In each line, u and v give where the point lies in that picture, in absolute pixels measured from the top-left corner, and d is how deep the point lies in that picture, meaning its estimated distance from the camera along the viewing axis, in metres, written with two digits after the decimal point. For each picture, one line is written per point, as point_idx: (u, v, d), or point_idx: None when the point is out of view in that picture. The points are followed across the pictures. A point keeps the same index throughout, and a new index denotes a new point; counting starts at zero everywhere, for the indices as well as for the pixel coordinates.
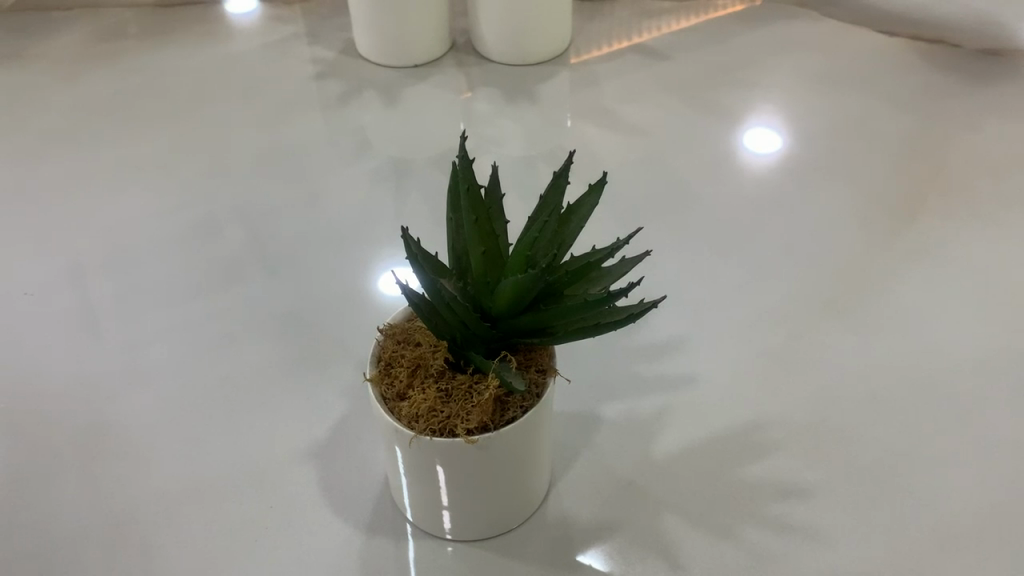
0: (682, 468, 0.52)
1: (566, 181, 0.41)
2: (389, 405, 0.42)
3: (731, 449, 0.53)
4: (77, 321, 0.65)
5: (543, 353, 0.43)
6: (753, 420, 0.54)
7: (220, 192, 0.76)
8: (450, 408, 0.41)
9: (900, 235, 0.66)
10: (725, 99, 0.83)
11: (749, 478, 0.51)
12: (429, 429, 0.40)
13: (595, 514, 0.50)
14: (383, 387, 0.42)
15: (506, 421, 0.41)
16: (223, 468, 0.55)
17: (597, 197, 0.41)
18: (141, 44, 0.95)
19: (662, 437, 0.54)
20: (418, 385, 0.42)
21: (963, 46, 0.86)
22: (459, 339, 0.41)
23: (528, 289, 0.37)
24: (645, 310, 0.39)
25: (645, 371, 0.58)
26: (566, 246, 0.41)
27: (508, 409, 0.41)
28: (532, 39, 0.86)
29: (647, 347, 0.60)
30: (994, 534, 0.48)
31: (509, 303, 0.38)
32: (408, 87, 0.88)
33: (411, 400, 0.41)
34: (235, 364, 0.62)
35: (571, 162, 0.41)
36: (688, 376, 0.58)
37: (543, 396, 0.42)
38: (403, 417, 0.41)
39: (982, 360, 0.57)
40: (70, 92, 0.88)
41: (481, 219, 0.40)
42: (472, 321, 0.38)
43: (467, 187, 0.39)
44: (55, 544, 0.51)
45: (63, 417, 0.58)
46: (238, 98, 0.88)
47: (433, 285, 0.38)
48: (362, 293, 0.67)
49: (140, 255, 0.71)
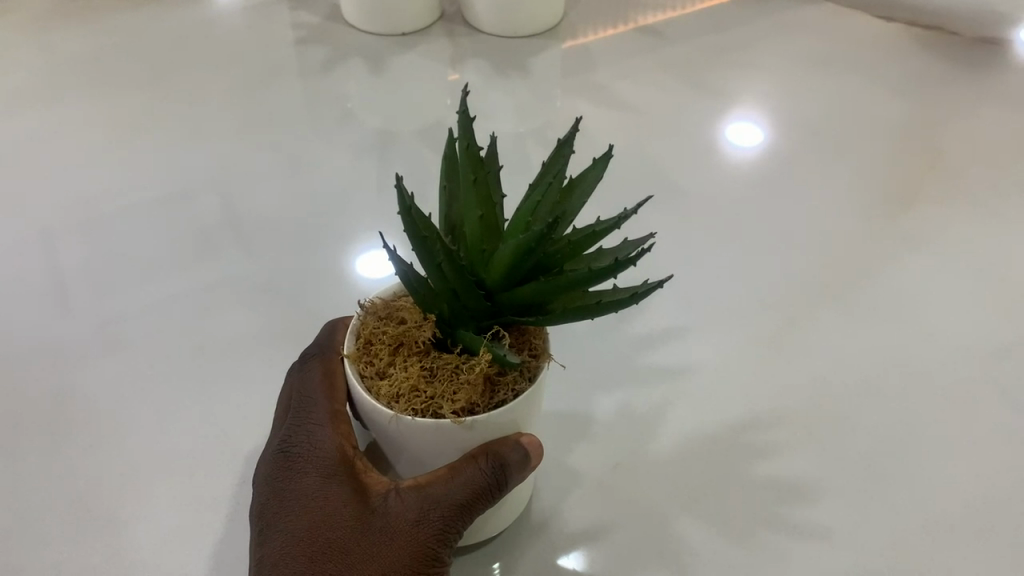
0: (687, 466, 0.51)
1: (571, 149, 0.39)
2: (369, 383, 0.40)
3: (736, 447, 0.52)
4: (43, 286, 0.63)
5: (537, 336, 0.41)
6: (759, 414, 0.53)
7: (195, 158, 0.74)
8: (434, 389, 0.39)
9: (893, 223, 0.66)
10: (721, 82, 0.81)
11: (760, 480, 0.50)
12: (411, 410, 0.39)
13: (590, 512, 0.49)
14: (364, 366, 0.41)
15: (495, 403, 0.39)
16: (195, 442, 0.53)
17: (602, 170, 0.39)
18: (115, 4, 0.92)
19: (663, 431, 0.53)
20: (401, 364, 0.40)
21: (962, 35, 0.85)
22: (450, 313, 0.39)
23: (525, 253, 0.34)
24: (651, 289, 0.36)
25: (645, 362, 0.57)
26: (569, 219, 0.39)
27: (497, 391, 0.39)
28: (525, 12, 0.84)
29: (643, 338, 0.59)
30: (984, 528, 0.48)
31: (504, 271, 0.36)
32: (393, 55, 0.85)
33: (392, 379, 0.40)
34: (210, 338, 0.59)
35: (577, 131, 0.39)
36: (686, 368, 0.57)
37: (536, 378, 0.40)
38: (382, 396, 0.39)
39: (975, 351, 0.57)
40: (39, 49, 0.84)
41: (479, 180, 0.38)
42: (463, 289, 0.36)
43: (467, 145, 0.37)
44: (17, 518, 0.49)
45: (28, 387, 0.56)
46: (215, 61, 0.85)
47: (423, 248, 0.36)
48: (343, 268, 0.65)
49: (111, 220, 0.68)
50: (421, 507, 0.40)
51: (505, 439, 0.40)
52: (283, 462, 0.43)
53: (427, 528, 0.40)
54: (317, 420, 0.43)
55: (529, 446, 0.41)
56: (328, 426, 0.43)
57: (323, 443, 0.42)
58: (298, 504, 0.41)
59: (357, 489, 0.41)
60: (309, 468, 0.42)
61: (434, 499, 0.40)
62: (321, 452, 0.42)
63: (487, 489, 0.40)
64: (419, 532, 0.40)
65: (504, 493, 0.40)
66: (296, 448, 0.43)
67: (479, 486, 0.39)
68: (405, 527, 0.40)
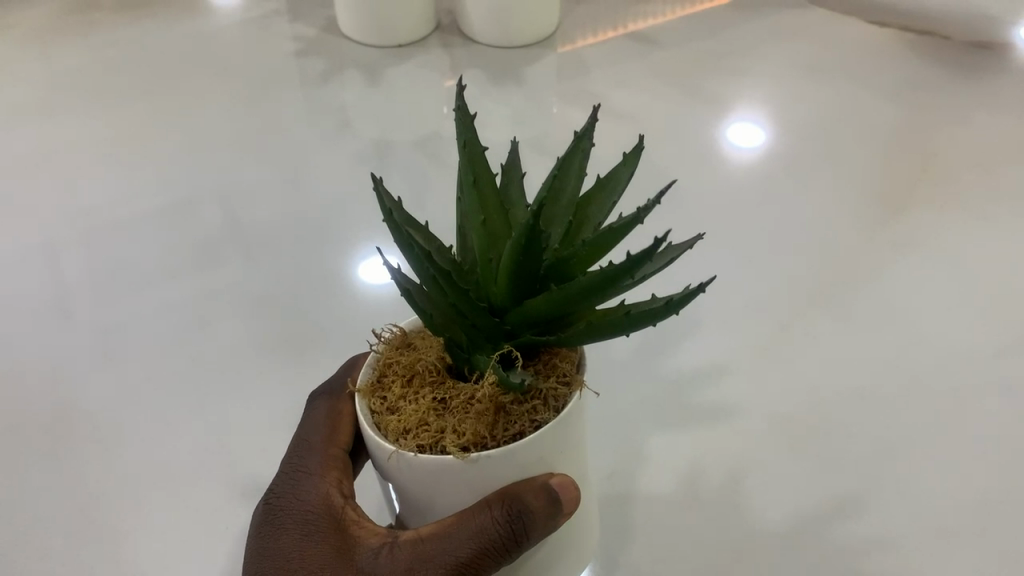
0: (742, 509, 0.50)
1: (592, 138, 0.36)
2: (377, 418, 0.37)
3: (782, 488, 0.50)
4: (43, 300, 0.63)
5: (569, 362, 0.37)
6: (791, 444, 0.53)
7: (193, 169, 0.74)
8: (445, 421, 0.35)
9: (888, 228, 0.66)
10: (716, 88, 0.82)
11: (813, 524, 0.49)
12: (417, 445, 0.35)
13: (642, 555, 0.48)
14: (373, 400, 0.37)
15: (513, 435, 0.35)
16: (194, 452, 0.53)
17: (631, 169, 0.36)
18: (114, 17, 0.93)
19: (720, 473, 0.52)
20: (413, 396, 0.37)
21: (954, 39, 0.86)
22: (460, 336, 0.35)
23: (525, 254, 0.31)
24: (688, 295, 0.30)
25: (694, 397, 0.56)
26: (595, 224, 0.36)
27: (514, 421, 0.35)
28: (519, 22, 0.85)
29: (679, 370, 0.58)
30: (979, 531, 0.48)
31: (511, 280, 0.33)
32: (389, 66, 0.86)
33: (401, 412, 0.36)
34: (210, 351, 0.60)
35: (597, 117, 0.35)
36: (736, 399, 0.56)
37: (562, 410, 0.35)
38: (388, 433, 0.36)
39: (969, 356, 0.57)
40: (40, 63, 0.86)
41: (484, 181, 0.35)
42: (466, 303, 0.33)
43: (464, 140, 0.34)
44: (20, 529, 0.50)
45: (32, 399, 0.57)
46: (212, 73, 0.86)
47: (417, 258, 0.33)
48: (341, 278, 0.65)
49: (110, 232, 0.69)
50: (415, 563, 0.36)
51: (530, 483, 0.35)
52: (272, 504, 0.41)
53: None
54: (311, 463, 0.41)
55: (560, 488, 0.36)
56: (320, 473, 0.41)
57: (313, 491, 0.40)
58: (275, 560, 0.39)
59: (345, 544, 0.39)
60: (292, 520, 0.40)
61: (435, 552, 0.36)
62: (309, 502, 0.40)
63: (499, 540, 0.35)
64: None
65: (522, 545, 0.36)
66: (287, 492, 0.41)
67: (490, 536, 0.35)
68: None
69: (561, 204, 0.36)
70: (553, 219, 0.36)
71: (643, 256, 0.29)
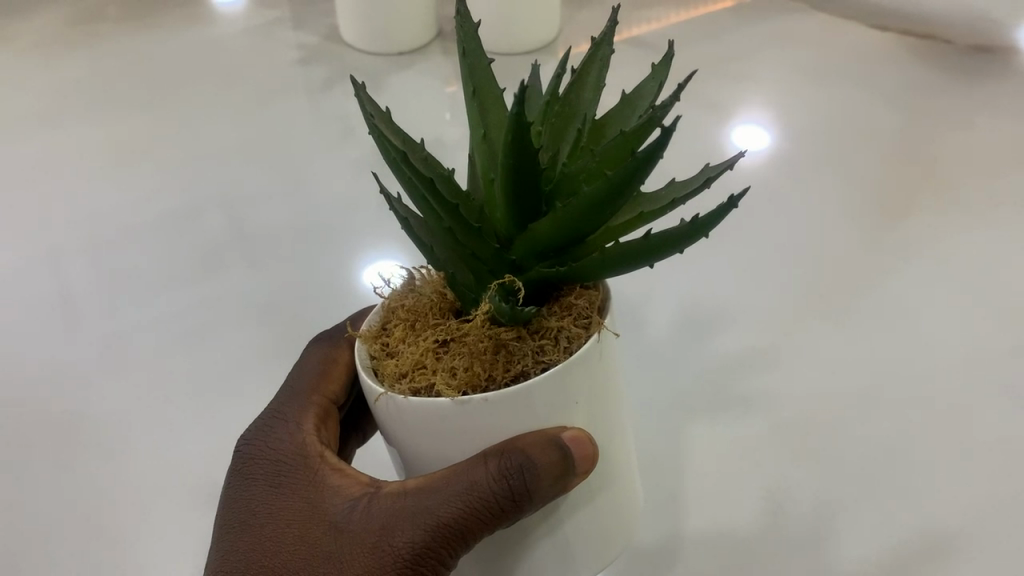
0: (747, 509, 0.50)
1: (611, 47, 0.35)
2: (377, 363, 0.35)
3: (785, 491, 0.51)
4: (48, 305, 0.64)
5: (588, 302, 0.34)
6: (795, 445, 0.53)
7: (198, 175, 0.75)
8: (443, 363, 0.33)
9: (890, 232, 0.66)
10: (717, 93, 0.82)
11: (817, 526, 0.49)
12: (412, 389, 0.33)
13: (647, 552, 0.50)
14: (374, 345, 0.36)
15: (515, 376, 0.33)
16: (197, 457, 0.54)
17: (658, 80, 0.34)
18: (120, 29, 0.94)
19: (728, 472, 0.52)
20: (413, 339, 0.35)
21: (955, 44, 0.86)
22: (464, 272, 0.34)
23: (521, 165, 0.29)
24: (718, 209, 0.28)
25: (721, 397, 0.57)
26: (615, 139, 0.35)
27: (516, 360, 0.33)
28: (520, 30, 0.85)
29: (688, 372, 0.59)
30: (985, 535, 0.47)
31: (510, 200, 0.31)
32: (391, 72, 0.86)
33: (400, 356, 0.35)
34: (211, 355, 0.60)
35: (616, 25, 0.35)
36: (758, 398, 0.56)
37: (574, 352, 0.33)
38: (385, 376, 0.34)
39: (975, 357, 0.56)
40: (45, 72, 0.86)
41: (490, 96, 0.35)
42: (461, 227, 0.31)
43: (466, 54, 0.34)
44: (25, 536, 0.51)
45: (34, 405, 0.57)
46: (216, 81, 0.86)
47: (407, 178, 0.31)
48: (344, 281, 0.65)
49: (114, 238, 0.69)
50: (393, 519, 0.34)
51: (539, 437, 0.32)
52: (249, 447, 0.40)
53: (394, 542, 0.34)
54: (294, 409, 0.41)
55: (573, 442, 0.32)
56: (300, 423, 0.41)
57: (290, 440, 0.40)
58: (244, 510, 0.38)
59: (319, 494, 0.37)
60: (264, 468, 0.39)
61: (417, 502, 0.34)
62: (285, 450, 0.39)
63: (492, 497, 0.32)
64: (376, 541, 0.34)
65: (522, 505, 0.33)
66: (271, 438, 0.40)
67: (482, 492, 0.32)
68: (367, 542, 0.34)
69: (578, 120, 0.36)
70: (567, 137, 0.36)
71: (649, 154, 0.26)
